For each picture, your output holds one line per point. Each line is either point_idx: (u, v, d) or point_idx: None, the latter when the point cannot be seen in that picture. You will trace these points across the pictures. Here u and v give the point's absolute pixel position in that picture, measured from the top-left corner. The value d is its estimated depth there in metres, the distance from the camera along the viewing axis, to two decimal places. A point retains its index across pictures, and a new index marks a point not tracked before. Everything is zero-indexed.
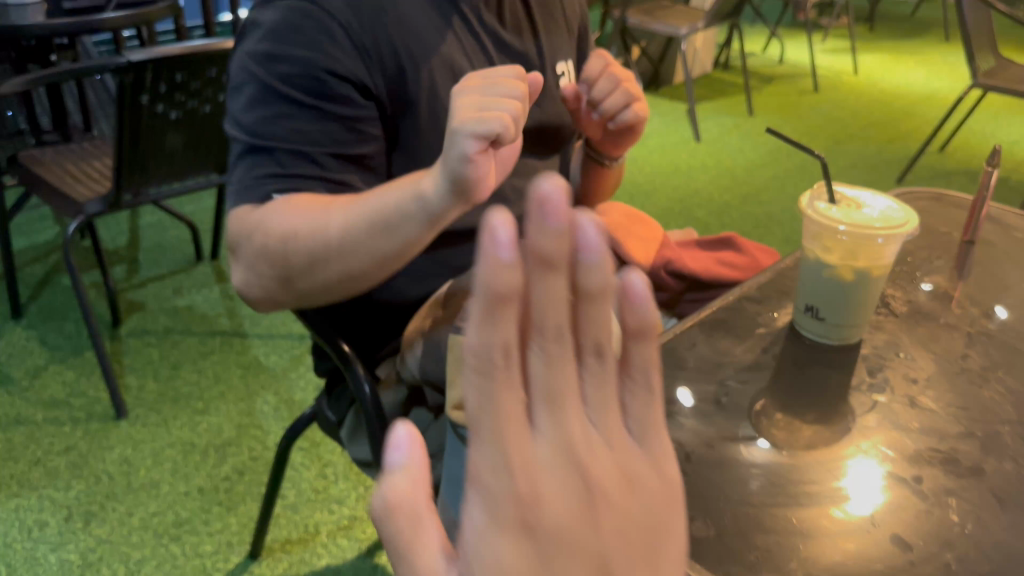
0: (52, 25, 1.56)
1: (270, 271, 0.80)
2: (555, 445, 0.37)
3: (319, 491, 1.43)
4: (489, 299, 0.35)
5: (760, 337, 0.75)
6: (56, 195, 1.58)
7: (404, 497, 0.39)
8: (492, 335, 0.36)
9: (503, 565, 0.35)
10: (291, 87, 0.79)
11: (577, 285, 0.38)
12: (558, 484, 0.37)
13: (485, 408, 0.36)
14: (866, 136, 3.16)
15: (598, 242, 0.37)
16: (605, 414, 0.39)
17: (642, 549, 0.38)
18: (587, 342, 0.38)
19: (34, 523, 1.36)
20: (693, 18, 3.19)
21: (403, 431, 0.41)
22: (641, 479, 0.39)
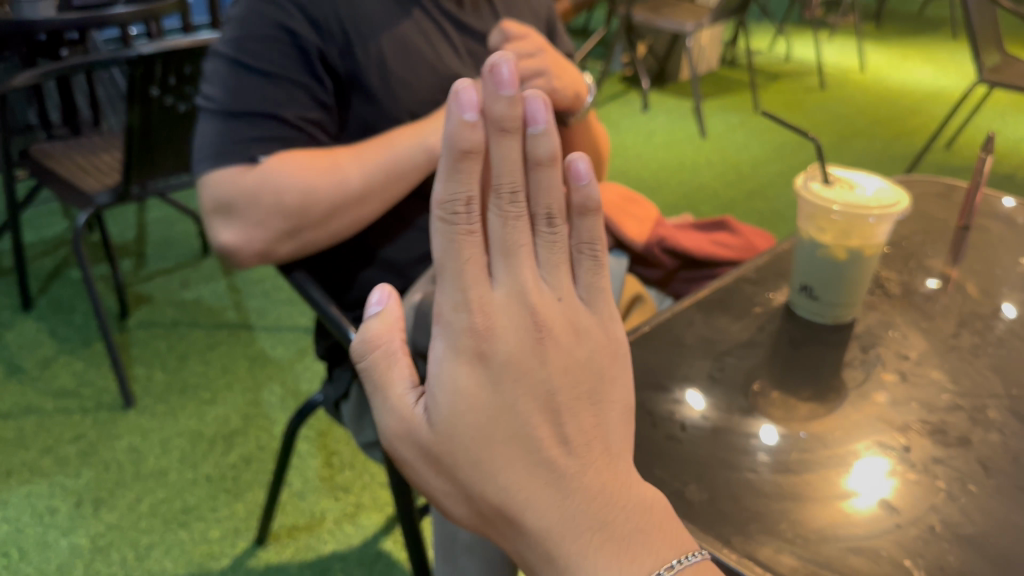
0: (63, 20, 1.58)
1: (272, 218, 0.89)
2: (509, 288, 0.51)
3: (326, 478, 1.45)
4: (457, 153, 0.48)
5: (756, 317, 0.76)
6: (66, 187, 1.60)
7: (381, 335, 0.53)
8: (456, 186, 0.49)
9: (459, 381, 0.48)
10: (256, 60, 0.86)
11: (529, 154, 0.52)
12: (508, 319, 0.50)
13: (450, 252, 0.50)
14: (872, 133, 3.17)
15: (543, 117, 0.51)
16: (553, 270, 0.53)
17: (577, 377, 0.52)
18: (539, 209, 0.53)
19: (45, 509, 1.38)
20: (698, 15, 3.20)
21: (381, 290, 0.55)
22: (580, 330, 0.53)
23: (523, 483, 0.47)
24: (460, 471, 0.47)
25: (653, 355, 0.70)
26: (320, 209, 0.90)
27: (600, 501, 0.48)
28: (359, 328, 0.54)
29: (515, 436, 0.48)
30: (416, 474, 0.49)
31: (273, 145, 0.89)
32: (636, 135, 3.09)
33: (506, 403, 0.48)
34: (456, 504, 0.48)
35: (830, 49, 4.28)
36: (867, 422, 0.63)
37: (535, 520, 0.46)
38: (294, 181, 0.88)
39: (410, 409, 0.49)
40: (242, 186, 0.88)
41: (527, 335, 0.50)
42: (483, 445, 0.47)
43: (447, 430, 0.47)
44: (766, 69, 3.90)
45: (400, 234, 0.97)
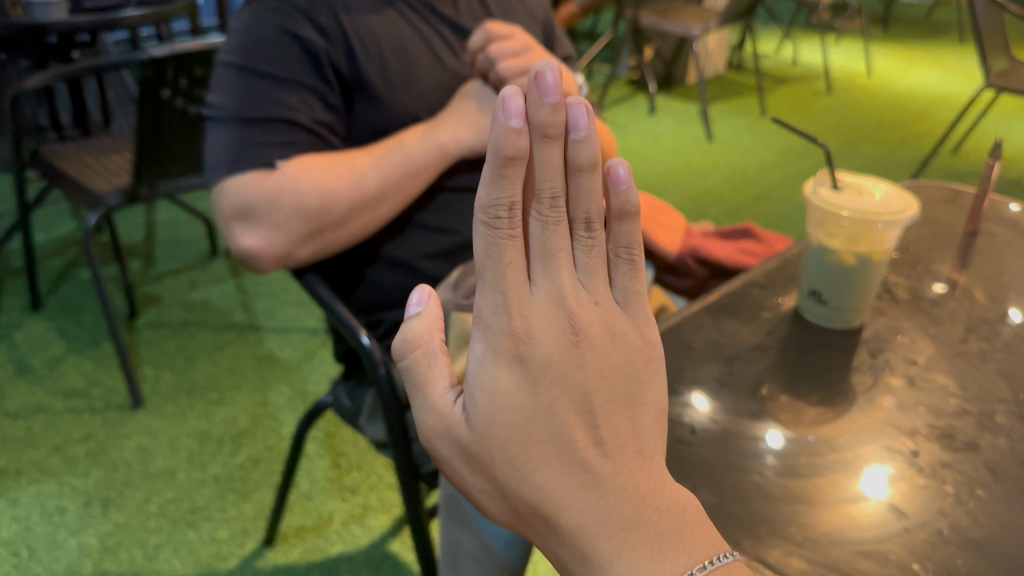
0: (74, 22, 1.59)
1: (294, 219, 0.90)
2: (548, 290, 0.52)
3: (333, 479, 1.46)
4: (502, 159, 0.50)
5: (765, 321, 0.76)
6: (76, 188, 1.61)
7: (421, 335, 0.55)
8: (500, 192, 0.51)
9: (497, 380, 0.50)
10: (266, 65, 0.88)
11: (569, 159, 0.53)
12: (547, 322, 0.52)
13: (492, 258, 0.51)
14: (878, 137, 3.17)
15: (584, 122, 0.52)
16: (592, 272, 0.54)
17: (615, 380, 0.53)
18: (579, 212, 0.54)
19: (54, 508, 1.38)
20: (705, 18, 3.20)
21: (420, 292, 0.57)
22: (618, 333, 0.54)
23: (557, 482, 0.48)
24: (497, 469, 0.49)
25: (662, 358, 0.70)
26: (341, 211, 0.90)
27: (634, 502, 0.48)
28: (399, 330, 0.56)
29: (550, 437, 0.49)
30: (455, 471, 0.52)
31: (291, 148, 0.90)
32: (642, 138, 3.09)
33: (542, 405, 0.50)
34: (493, 500, 0.50)
35: (836, 52, 4.28)
36: (874, 426, 0.63)
37: (569, 518, 0.47)
38: (317, 183, 0.89)
39: (449, 408, 0.52)
40: (261, 192, 0.88)
41: (564, 337, 0.52)
42: (519, 445, 0.49)
43: (484, 429, 0.49)
44: (773, 73, 3.90)
45: (410, 235, 0.98)
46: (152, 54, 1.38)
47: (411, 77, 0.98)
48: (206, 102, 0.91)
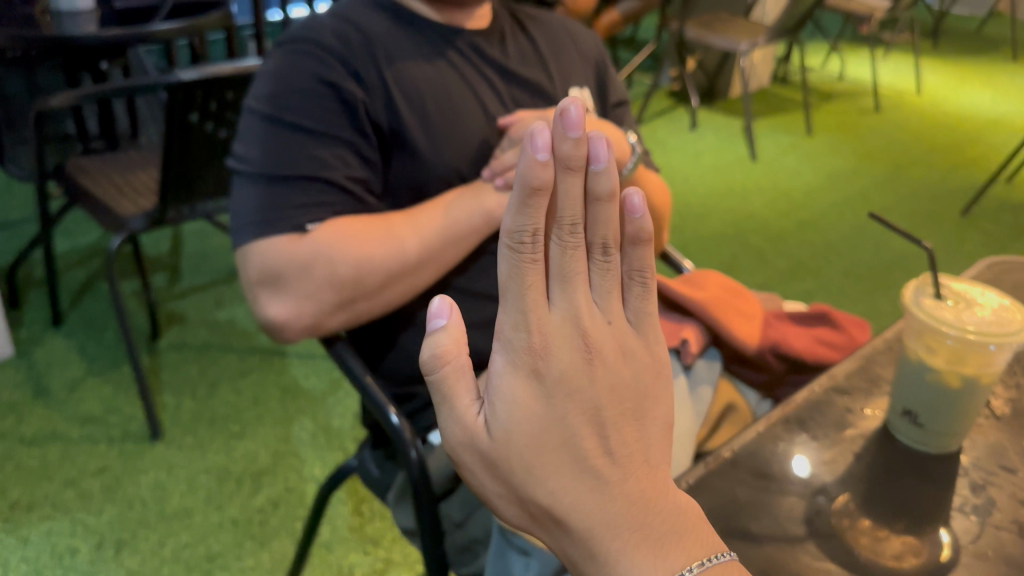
0: (104, 36, 1.52)
1: (327, 287, 0.82)
2: (565, 311, 0.51)
3: (355, 528, 1.39)
4: (527, 189, 0.48)
5: (851, 442, 0.67)
6: (100, 208, 1.55)
7: (450, 349, 0.49)
8: (525, 220, 0.49)
9: (516, 392, 0.49)
10: (295, 116, 0.80)
11: (590, 190, 0.51)
12: (564, 342, 0.50)
13: (514, 279, 0.49)
14: (928, 162, 3.05)
15: (605, 155, 0.50)
16: (607, 295, 0.53)
17: (627, 399, 0.52)
18: (596, 238, 0.52)
19: (66, 549, 1.33)
20: (754, 33, 3.09)
21: (440, 300, 0.50)
22: (628, 350, 0.53)
23: (569, 488, 0.48)
24: (514, 477, 0.48)
25: (739, 488, 0.61)
26: (376, 277, 0.83)
27: (641, 507, 0.48)
28: (422, 343, 0.50)
29: (564, 445, 0.48)
30: (474, 477, 0.50)
31: (324, 211, 0.82)
32: (683, 155, 2.99)
33: (557, 416, 0.49)
34: (509, 504, 0.50)
35: (885, 68, 4.16)
36: None
37: (579, 521, 0.47)
38: (351, 246, 0.82)
39: (473, 414, 0.50)
40: (293, 258, 0.81)
41: (579, 355, 0.50)
42: (535, 454, 0.48)
43: (504, 437, 0.48)
44: (820, 87, 3.79)
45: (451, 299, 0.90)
46: (181, 78, 1.30)
47: (459, 133, 0.90)
48: (232, 153, 0.83)
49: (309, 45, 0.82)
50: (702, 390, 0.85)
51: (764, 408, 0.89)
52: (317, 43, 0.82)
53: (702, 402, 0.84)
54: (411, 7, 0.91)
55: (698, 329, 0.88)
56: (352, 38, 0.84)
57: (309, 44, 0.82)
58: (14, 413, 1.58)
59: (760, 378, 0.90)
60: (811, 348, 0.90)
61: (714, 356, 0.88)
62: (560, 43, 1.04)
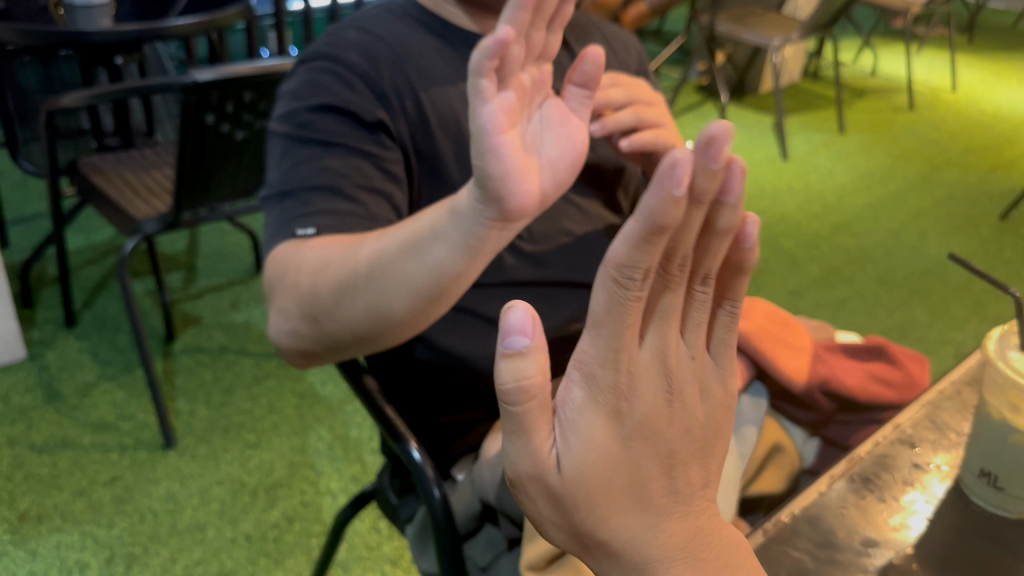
0: (119, 31, 1.47)
1: (296, 301, 0.69)
2: (653, 347, 0.48)
3: (371, 547, 1.34)
4: (651, 228, 0.42)
5: (918, 503, 0.61)
6: (113, 210, 1.50)
7: (535, 379, 0.43)
8: (640, 257, 0.42)
9: (596, 434, 0.46)
10: (310, 131, 0.74)
11: (712, 217, 0.46)
12: (648, 381, 0.47)
13: (614, 315, 0.45)
14: (965, 163, 2.96)
15: (736, 187, 0.45)
16: (698, 332, 0.50)
17: (699, 438, 0.50)
18: (701, 268, 0.48)
19: (74, 564, 1.28)
20: (787, 28, 3.00)
21: (520, 311, 0.42)
22: (707, 389, 0.51)
23: (631, 526, 0.47)
24: (578, 514, 0.46)
25: (800, 560, 0.55)
26: (334, 293, 0.66)
27: (692, 541, 0.49)
28: (499, 359, 0.43)
29: (632, 485, 0.47)
30: (529, 500, 0.48)
31: (329, 218, 0.70)
32: None
33: (632, 458, 0.47)
34: (559, 528, 0.48)
35: (919, 63, 4.06)
36: None
37: (634, 553, 0.48)
38: (329, 250, 0.68)
39: (548, 447, 0.46)
40: (279, 264, 0.70)
41: (662, 397, 0.48)
42: (604, 493, 0.46)
43: (576, 478, 0.46)
44: (852, 84, 3.70)
45: (478, 329, 0.83)
46: (197, 78, 1.25)
47: None
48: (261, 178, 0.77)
49: (329, 62, 0.78)
50: (747, 430, 0.78)
51: (811, 448, 0.84)
52: (339, 61, 0.78)
53: (746, 443, 0.78)
54: (442, 11, 0.87)
55: (743, 362, 0.81)
56: (381, 53, 0.81)
57: (330, 61, 0.78)
58: (25, 418, 1.54)
59: (809, 417, 0.84)
60: (863, 386, 0.84)
61: (759, 390, 0.82)
62: (596, 54, 0.98)
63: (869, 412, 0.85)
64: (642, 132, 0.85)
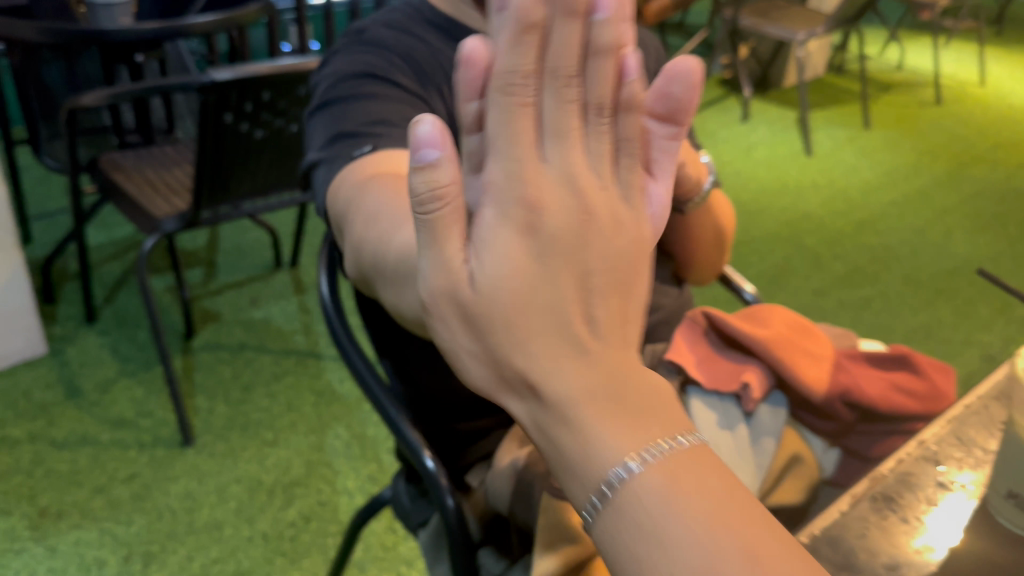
0: (140, 30, 1.46)
1: (350, 260, 0.66)
2: (558, 168, 0.41)
3: (387, 547, 1.34)
4: (518, 24, 0.40)
5: (943, 524, 0.59)
6: (133, 207, 1.50)
7: (450, 187, 0.40)
8: (515, 58, 0.40)
9: (501, 246, 0.39)
10: (356, 87, 0.79)
11: (589, 43, 0.42)
12: (556, 196, 0.41)
13: (504, 119, 0.40)
14: (993, 160, 2.91)
15: (610, 4, 0.41)
16: (601, 164, 0.42)
17: (627, 275, 0.42)
18: (591, 96, 0.42)
19: (93, 561, 1.29)
20: (813, 22, 2.96)
21: (427, 127, 0.40)
22: (626, 222, 0.42)
23: (549, 359, 0.40)
24: (493, 337, 0.40)
25: None
26: (369, 260, 0.62)
27: (626, 378, 0.41)
28: (412, 175, 0.40)
29: (550, 310, 0.40)
30: (445, 330, 0.41)
31: (389, 139, 0.74)
32: (734, 149, 2.88)
33: (545, 277, 0.40)
34: (480, 365, 0.41)
35: (947, 57, 4.00)
36: None
37: (556, 386, 0.40)
38: (386, 206, 0.64)
39: (461, 262, 0.40)
40: (336, 195, 0.71)
41: (574, 216, 0.41)
42: (518, 316, 0.39)
43: (485, 294, 0.39)
44: (878, 77, 3.65)
45: None
46: (216, 78, 1.25)
47: None
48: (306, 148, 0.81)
49: (366, 42, 0.84)
50: (765, 441, 0.77)
51: (830, 458, 0.82)
52: (373, 42, 0.84)
53: (764, 454, 0.77)
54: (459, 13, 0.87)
55: (762, 371, 0.80)
56: (417, 43, 0.85)
57: (366, 42, 0.84)
58: (45, 414, 1.55)
59: (829, 427, 0.82)
60: (886, 396, 0.82)
61: (779, 399, 0.80)
62: None
63: (891, 421, 0.83)
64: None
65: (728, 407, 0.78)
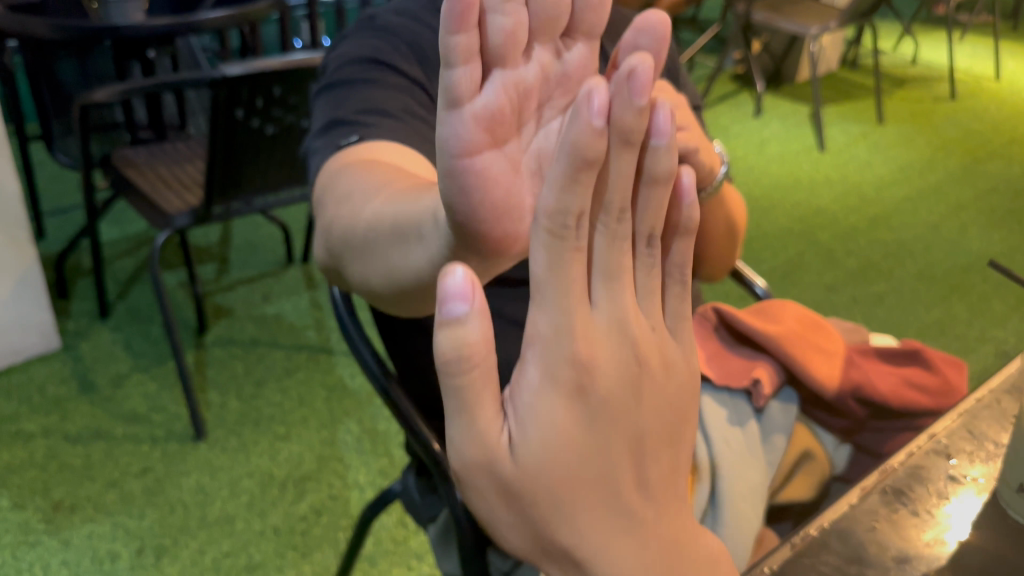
0: (151, 26, 1.47)
1: (320, 245, 0.69)
2: (609, 313, 0.44)
3: (398, 542, 1.34)
4: (578, 161, 0.41)
5: (953, 518, 0.59)
6: (145, 203, 1.51)
7: (477, 344, 0.39)
8: (570, 198, 0.41)
9: (558, 420, 0.42)
10: (355, 75, 0.80)
11: (644, 168, 0.46)
12: (611, 357, 0.44)
13: (557, 269, 0.42)
14: (1008, 155, 2.89)
15: (666, 128, 0.44)
16: (651, 306, 0.47)
17: (667, 426, 0.47)
18: (642, 228, 0.47)
19: (106, 554, 1.30)
20: (826, 16, 2.95)
21: (461, 277, 0.38)
22: (671, 364, 0.48)
23: (599, 529, 0.44)
24: (538, 513, 0.43)
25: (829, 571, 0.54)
26: (339, 240, 0.65)
27: (673, 543, 0.46)
28: (439, 325, 0.39)
29: (601, 480, 0.44)
30: (482, 502, 0.43)
31: (378, 128, 0.75)
32: (746, 144, 2.87)
33: (598, 444, 0.44)
34: (521, 534, 0.44)
35: (961, 51, 3.97)
36: None
37: (605, 566, 0.44)
38: (356, 182, 0.67)
39: (499, 434, 0.42)
40: (317, 179, 0.73)
41: (629, 373, 0.45)
42: (569, 490, 0.43)
43: (536, 471, 0.42)
44: (892, 72, 3.63)
45: (504, 334, 0.83)
46: (227, 73, 1.25)
47: None
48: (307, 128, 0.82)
49: (374, 30, 0.84)
50: (776, 438, 0.77)
51: (842, 454, 0.81)
52: (378, 31, 0.85)
53: (775, 451, 0.77)
54: None
55: (773, 367, 0.79)
56: (424, 31, 0.86)
57: (374, 30, 0.84)
58: (59, 409, 1.56)
59: (840, 423, 0.81)
60: (899, 392, 0.82)
61: (789, 396, 0.80)
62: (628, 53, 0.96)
63: (904, 417, 0.83)
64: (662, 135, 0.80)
65: (738, 403, 0.78)
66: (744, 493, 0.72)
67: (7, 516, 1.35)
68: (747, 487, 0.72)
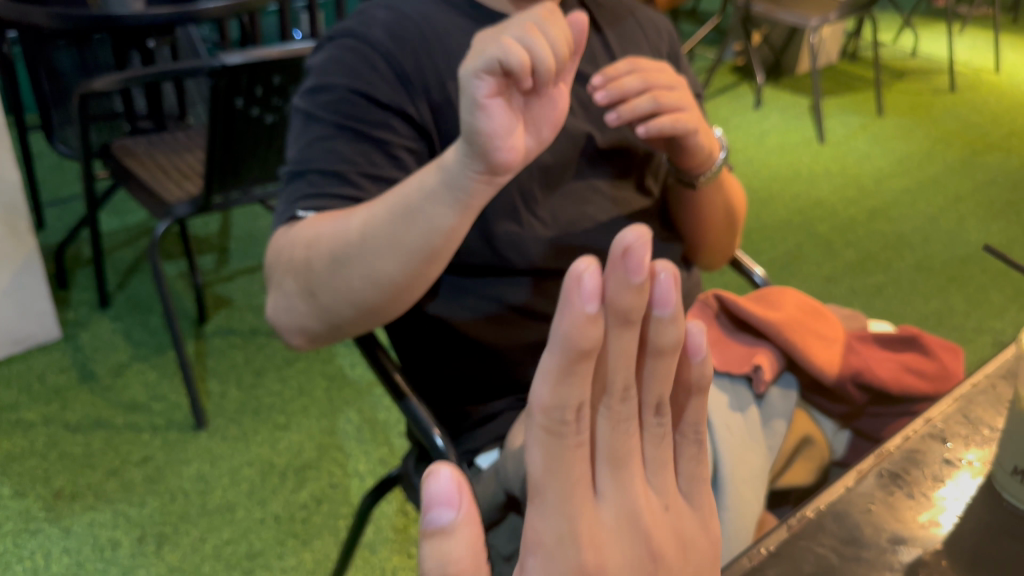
0: (151, 15, 1.47)
1: (294, 285, 0.72)
2: (615, 503, 0.45)
3: (399, 529, 1.34)
4: (572, 354, 0.43)
5: (949, 500, 0.60)
6: (145, 192, 1.51)
7: (463, 560, 0.37)
8: (565, 394, 0.43)
9: None
10: (326, 114, 0.72)
11: (650, 339, 0.46)
12: (618, 551, 0.44)
13: (555, 465, 0.43)
14: (1008, 147, 2.89)
15: (669, 300, 0.45)
16: (663, 485, 0.47)
17: None
18: (649, 398, 0.47)
19: (107, 542, 1.30)
20: (826, 8, 2.94)
21: (445, 480, 0.38)
22: (687, 540, 0.47)
23: None
24: None
25: (827, 551, 0.55)
26: (327, 266, 0.68)
27: None
28: (423, 537, 0.38)
29: None
30: None
31: (331, 203, 0.70)
32: (746, 136, 2.87)
33: None
34: None
35: (961, 44, 3.97)
36: None
37: None
38: (319, 229, 0.68)
39: None
40: (284, 246, 0.72)
41: (639, 563, 0.45)
42: None
43: None
44: (891, 64, 3.62)
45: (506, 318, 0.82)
46: (226, 62, 1.25)
47: None
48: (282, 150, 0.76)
49: (354, 39, 0.75)
50: (776, 423, 0.77)
51: (841, 439, 0.82)
52: (363, 38, 0.75)
53: (775, 436, 0.77)
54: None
55: (774, 353, 0.80)
56: (408, 34, 0.77)
57: (354, 39, 0.75)
58: (60, 398, 1.56)
59: (840, 409, 0.82)
60: (898, 378, 0.82)
61: (789, 382, 0.80)
62: (628, 38, 0.96)
63: (903, 403, 0.83)
64: (660, 116, 0.83)
65: (738, 389, 0.78)
66: (744, 477, 0.71)
67: (8, 503, 1.35)
68: (748, 471, 0.72)
